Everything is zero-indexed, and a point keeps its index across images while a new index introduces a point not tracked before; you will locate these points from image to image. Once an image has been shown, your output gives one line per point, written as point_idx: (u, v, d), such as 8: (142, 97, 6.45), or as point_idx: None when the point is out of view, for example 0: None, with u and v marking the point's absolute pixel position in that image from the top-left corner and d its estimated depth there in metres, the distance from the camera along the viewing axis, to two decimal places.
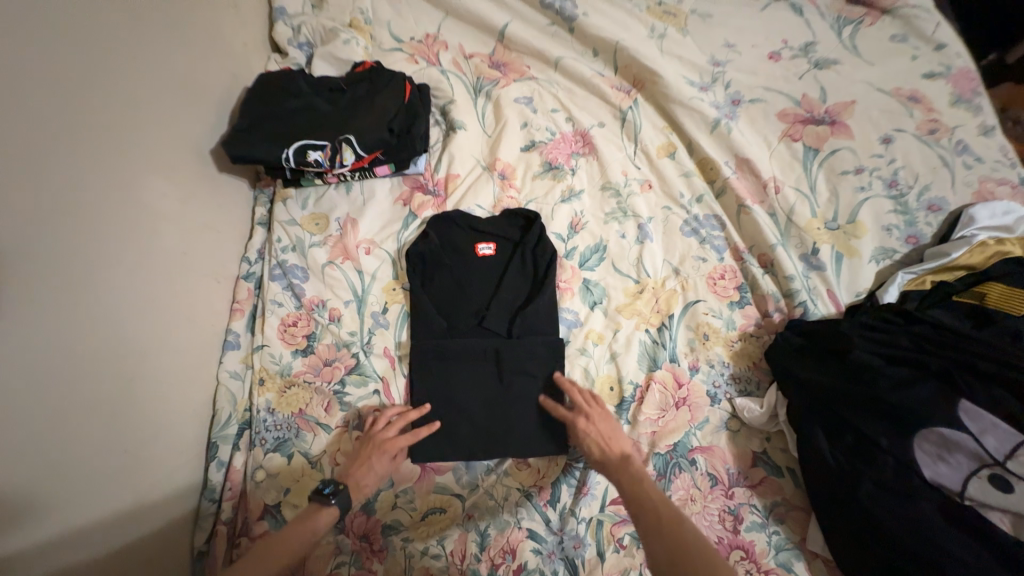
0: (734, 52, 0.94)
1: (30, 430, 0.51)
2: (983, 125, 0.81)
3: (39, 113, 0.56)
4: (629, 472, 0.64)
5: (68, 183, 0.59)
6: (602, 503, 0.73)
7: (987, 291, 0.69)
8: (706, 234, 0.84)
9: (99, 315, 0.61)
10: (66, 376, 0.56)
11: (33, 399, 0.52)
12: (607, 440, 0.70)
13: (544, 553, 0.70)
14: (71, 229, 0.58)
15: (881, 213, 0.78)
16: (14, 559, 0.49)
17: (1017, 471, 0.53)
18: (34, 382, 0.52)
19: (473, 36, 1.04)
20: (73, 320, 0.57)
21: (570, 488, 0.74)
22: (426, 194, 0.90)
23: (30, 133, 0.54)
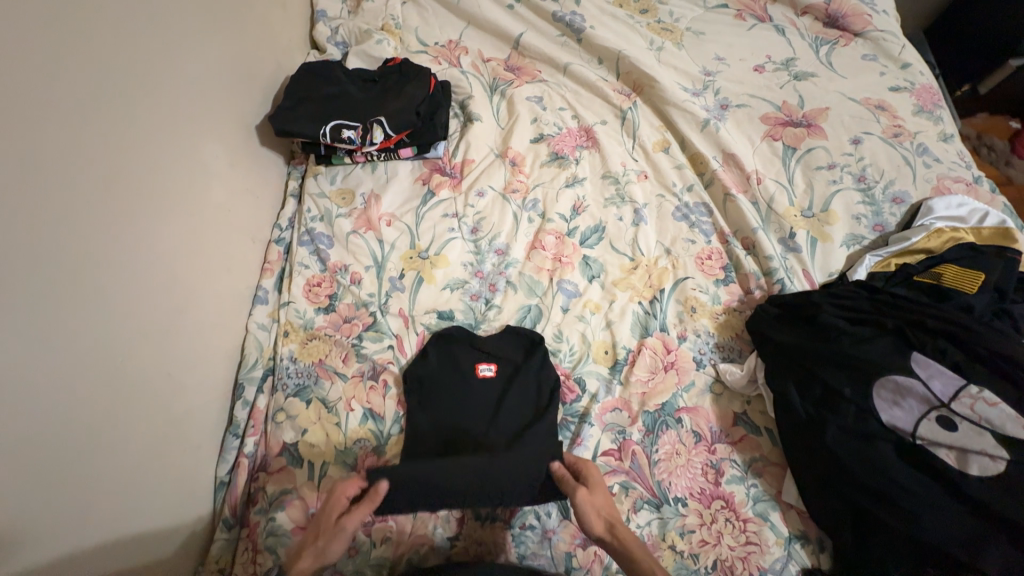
0: (723, 64, 1.05)
1: (90, 336, 0.59)
2: (943, 132, 0.92)
3: (119, 75, 0.66)
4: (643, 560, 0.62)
5: (138, 136, 0.69)
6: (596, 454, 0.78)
7: (942, 272, 0.77)
8: (695, 219, 0.94)
9: (149, 252, 0.69)
10: (121, 297, 0.64)
11: (93, 310, 0.60)
12: (616, 521, 0.66)
13: None
14: (132, 175, 0.67)
15: (851, 204, 0.88)
16: (69, 444, 0.56)
17: (959, 411, 0.61)
18: (95, 295, 0.61)
19: (491, 43, 1.16)
20: (130, 251, 0.66)
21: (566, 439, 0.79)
22: (444, 175, 1.00)
23: (111, 89, 0.65)
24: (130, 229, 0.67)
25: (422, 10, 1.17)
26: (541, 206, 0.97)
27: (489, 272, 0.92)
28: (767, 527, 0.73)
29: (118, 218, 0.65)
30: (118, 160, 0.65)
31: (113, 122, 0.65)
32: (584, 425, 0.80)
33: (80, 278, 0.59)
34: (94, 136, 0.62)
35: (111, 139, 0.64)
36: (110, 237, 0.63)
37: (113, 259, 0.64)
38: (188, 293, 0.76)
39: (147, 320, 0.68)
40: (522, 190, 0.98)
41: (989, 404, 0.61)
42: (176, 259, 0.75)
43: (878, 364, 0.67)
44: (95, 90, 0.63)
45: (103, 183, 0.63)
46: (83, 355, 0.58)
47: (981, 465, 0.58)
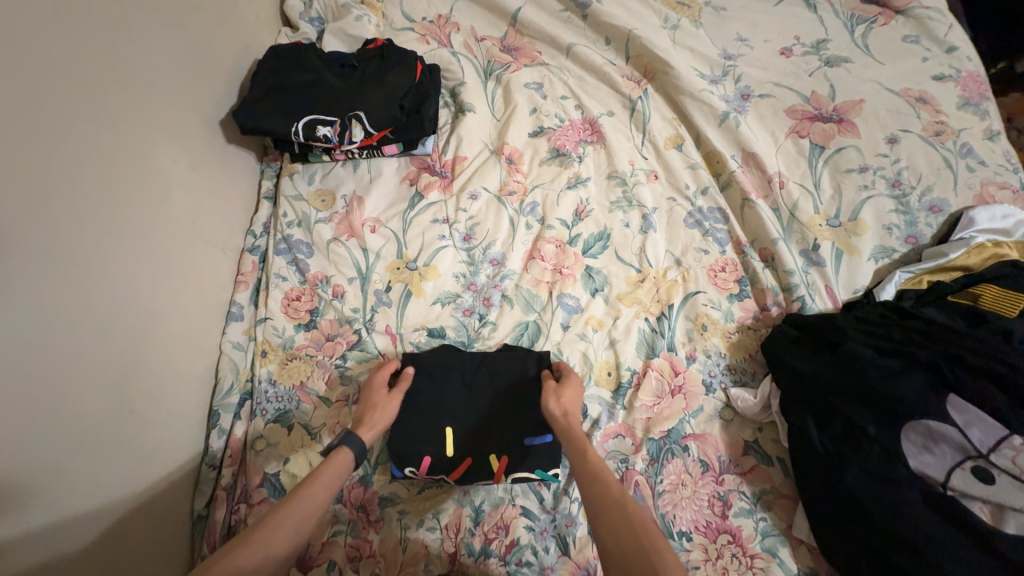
0: (746, 46, 0.94)
1: (35, 381, 0.53)
2: (989, 130, 0.82)
3: (48, 72, 0.56)
4: (584, 445, 0.63)
5: (80, 143, 0.60)
6: None
7: (981, 292, 0.70)
8: (709, 226, 0.85)
9: (101, 276, 0.62)
10: (71, 333, 0.57)
11: (38, 351, 0.53)
12: (573, 415, 0.68)
13: (536, 530, 0.72)
14: (74, 189, 0.59)
15: (883, 212, 0.79)
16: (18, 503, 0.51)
17: (1000, 463, 0.56)
18: (39, 335, 0.54)
19: (485, 19, 1.03)
20: (79, 279, 0.59)
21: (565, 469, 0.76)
22: (433, 174, 0.90)
23: (41, 92, 0.55)
24: (76, 252, 0.59)
25: None
26: (540, 210, 0.88)
27: (483, 284, 0.84)
28: (776, 564, 0.69)
29: (59, 242, 0.57)
30: (54, 174, 0.57)
31: (44, 130, 0.56)
32: None
33: (18, 317, 0.51)
34: (21, 148, 0.53)
35: (43, 149, 0.55)
36: (51, 264, 0.56)
37: (58, 289, 0.56)
38: (152, 315, 0.69)
39: (104, 352, 0.61)
40: (519, 192, 0.89)
41: None
42: (136, 280, 0.67)
43: (909, 403, 0.61)
44: (19, 92, 0.53)
45: (39, 203, 0.55)
46: (27, 403, 0.52)
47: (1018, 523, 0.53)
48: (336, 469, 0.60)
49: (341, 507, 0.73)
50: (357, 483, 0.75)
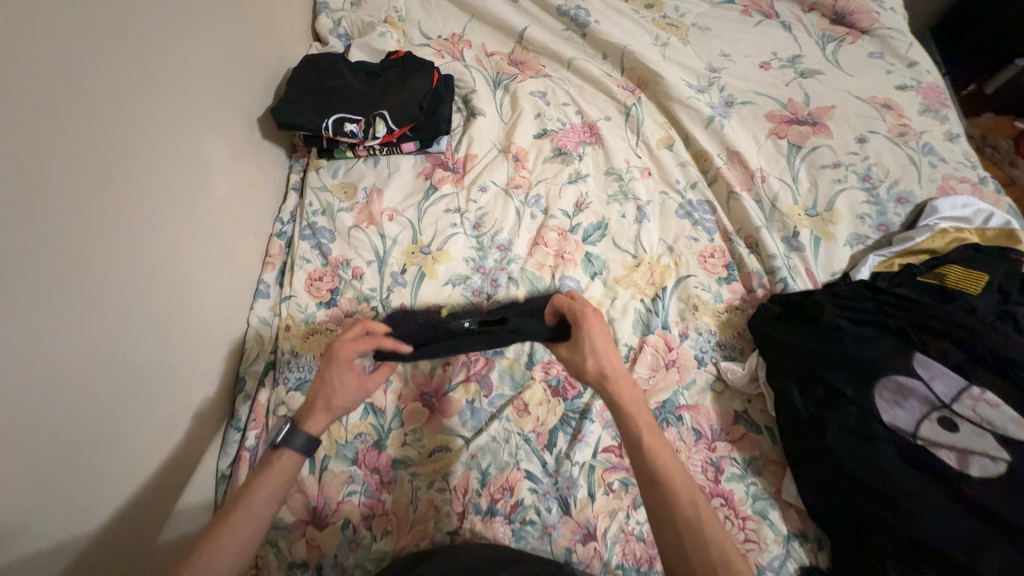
0: (729, 61, 1.05)
1: (96, 328, 0.59)
2: (949, 132, 0.91)
3: (125, 65, 0.66)
4: (629, 414, 0.64)
5: (144, 127, 0.68)
6: (595, 451, 0.79)
7: (946, 271, 0.77)
8: (698, 217, 0.93)
9: (152, 243, 0.69)
10: (127, 291, 0.64)
11: (101, 303, 0.60)
12: (611, 368, 0.67)
13: (539, 492, 0.76)
14: (135, 165, 0.67)
15: (855, 203, 0.87)
16: (77, 435, 0.56)
17: (961, 412, 0.61)
18: (102, 289, 0.61)
19: (494, 37, 1.15)
20: (136, 244, 0.66)
21: (567, 435, 0.80)
22: (447, 170, 0.99)
23: (118, 81, 0.64)
24: (134, 220, 0.66)
25: (426, 4, 1.17)
26: (543, 202, 0.96)
27: (491, 267, 0.92)
28: (766, 525, 0.73)
29: (121, 210, 0.64)
30: (120, 150, 0.64)
31: (117, 113, 0.64)
32: (585, 422, 0.81)
33: (86, 271, 0.59)
34: (101, 126, 0.61)
35: (115, 128, 0.64)
36: (117, 228, 0.63)
37: (119, 251, 0.63)
38: (190, 284, 0.76)
39: (149, 311, 0.68)
40: (524, 186, 0.98)
41: (989, 405, 0.61)
42: (179, 251, 0.74)
43: (881, 363, 0.67)
44: (100, 80, 0.62)
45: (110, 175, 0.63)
46: (88, 346, 0.58)
47: (981, 467, 0.58)
48: (275, 476, 0.61)
49: (355, 469, 0.77)
50: (371, 447, 0.79)
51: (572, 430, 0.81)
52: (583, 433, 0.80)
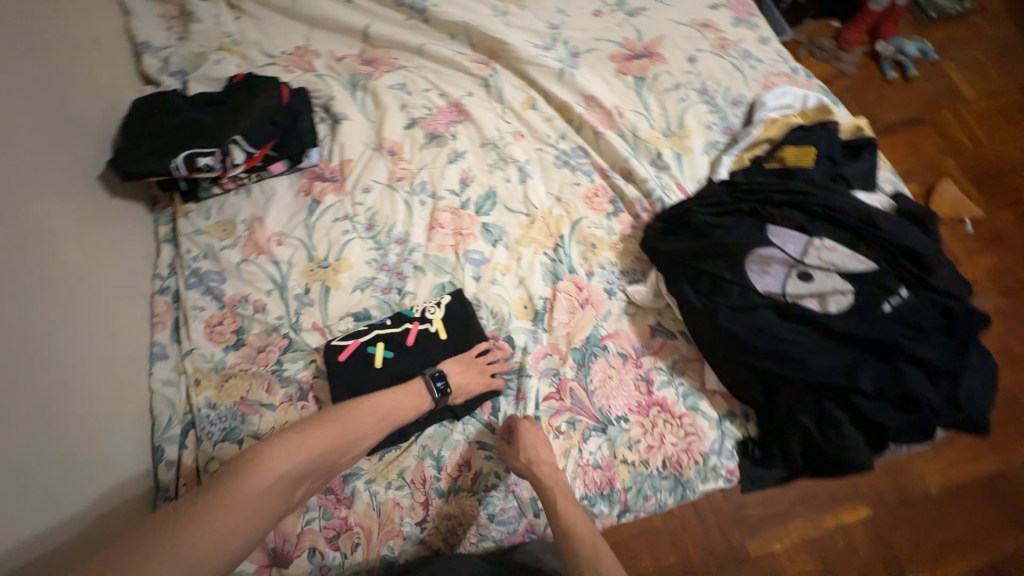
0: (566, 16, 1.11)
1: None
2: (761, 37, 1.03)
3: None
4: (552, 492, 0.71)
5: None
6: (538, 403, 0.81)
7: (784, 154, 0.87)
8: (575, 163, 0.99)
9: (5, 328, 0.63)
10: None
11: None
12: (539, 460, 0.72)
13: (495, 457, 0.77)
14: None
15: (701, 115, 0.96)
16: None
17: (813, 263, 0.71)
18: None
19: (340, 41, 1.13)
20: None
21: (510, 398, 0.82)
22: (325, 181, 0.97)
23: None
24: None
25: (259, 23, 1.13)
26: (429, 187, 0.97)
27: (394, 262, 0.92)
28: (699, 416, 0.80)
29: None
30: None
31: None
32: (524, 380, 0.82)
33: None
34: None
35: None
36: None
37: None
38: (65, 367, 0.69)
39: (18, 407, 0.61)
40: (407, 176, 0.98)
41: (830, 250, 0.71)
42: (43, 330, 0.68)
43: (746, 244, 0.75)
44: None
45: None
46: None
47: (833, 303, 0.69)
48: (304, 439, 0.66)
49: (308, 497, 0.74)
50: None
51: (513, 392, 0.83)
52: (524, 391, 0.82)
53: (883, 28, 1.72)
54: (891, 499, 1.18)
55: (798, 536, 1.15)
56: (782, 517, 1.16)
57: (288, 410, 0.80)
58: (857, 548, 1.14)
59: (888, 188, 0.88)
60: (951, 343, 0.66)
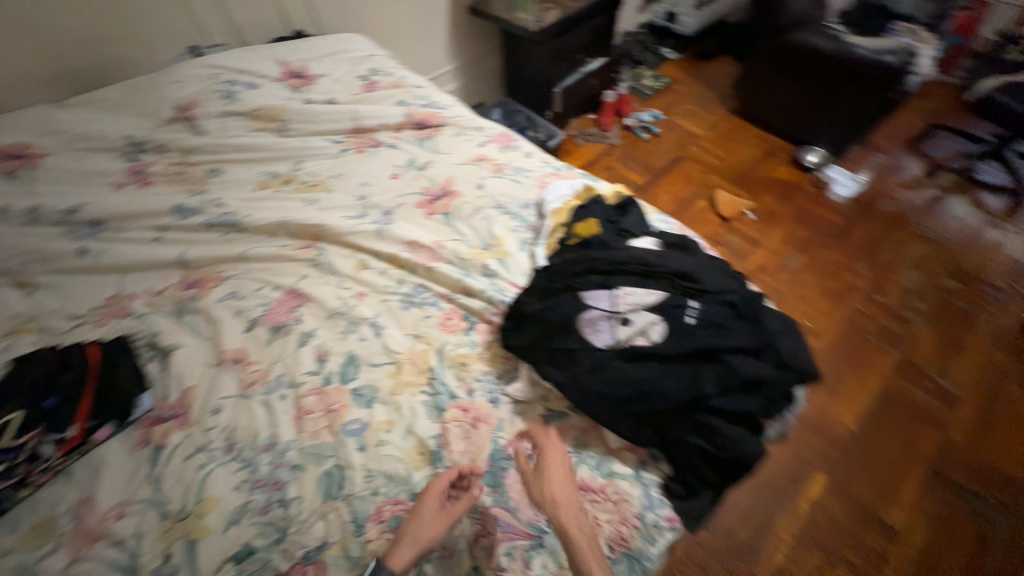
0: (370, 187, 1.30)
1: None
2: (526, 152, 1.33)
3: None
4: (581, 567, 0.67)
5: None
6: (376, 432, 0.88)
7: (577, 231, 1.06)
8: (419, 299, 1.07)
9: None
10: None
11: None
12: (559, 491, 0.74)
13: None
14: None
15: (506, 224, 1.14)
16: None
17: (622, 311, 0.82)
18: None
19: (158, 275, 1.14)
20: None
21: (365, 433, 0.88)
22: (166, 420, 0.90)
23: None
24: None
25: (58, 289, 1.09)
26: (286, 377, 0.95)
27: (267, 473, 0.83)
28: (618, 479, 0.81)
29: None
30: None
31: None
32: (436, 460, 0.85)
33: None
34: None
35: None
36: None
37: None
38: None
39: None
40: (259, 377, 0.95)
41: (632, 293, 0.83)
42: None
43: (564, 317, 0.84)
44: None
45: None
46: None
47: (645, 338, 0.80)
48: None
49: None
50: None
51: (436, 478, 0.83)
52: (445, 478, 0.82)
53: (600, 117, 2.77)
54: (831, 454, 1.54)
55: (758, 516, 1.43)
56: (765, 529, 1.40)
57: (428, 511, 0.74)
58: (802, 512, 1.43)
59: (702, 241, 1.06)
60: (732, 329, 0.79)
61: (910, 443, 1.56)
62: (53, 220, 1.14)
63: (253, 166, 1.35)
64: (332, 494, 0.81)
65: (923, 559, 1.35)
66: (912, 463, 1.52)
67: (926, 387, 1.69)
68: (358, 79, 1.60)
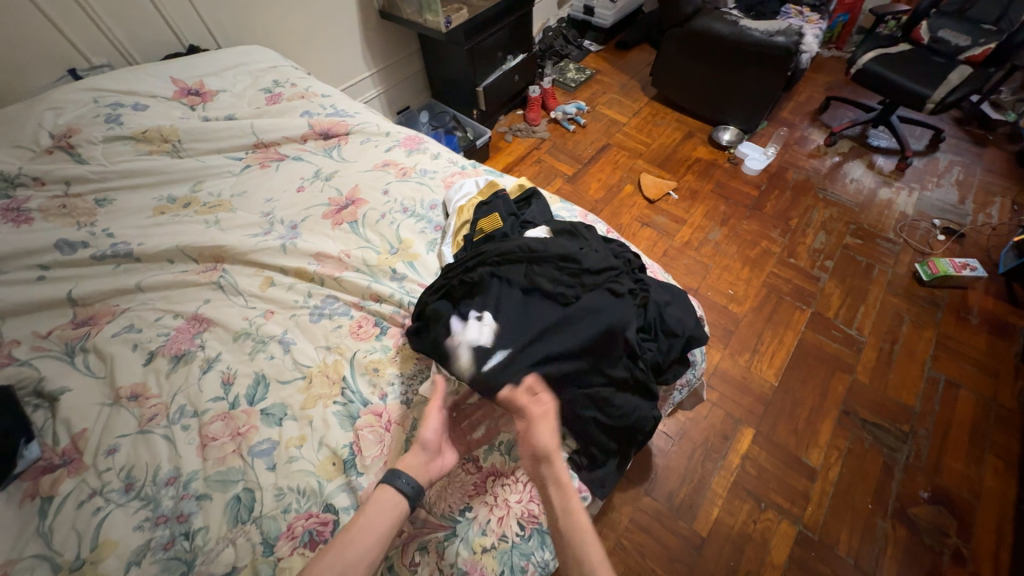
0: (274, 202, 1.27)
1: None
2: (432, 154, 1.34)
3: None
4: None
5: None
6: (281, 449, 0.87)
7: (479, 226, 1.08)
8: (329, 310, 1.06)
9: None
10: None
11: None
12: (564, 502, 0.73)
13: None
14: None
15: (413, 226, 1.16)
16: None
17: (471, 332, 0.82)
18: None
19: (45, 316, 1.07)
20: None
21: (272, 452, 0.86)
22: (56, 469, 0.85)
23: None
24: None
25: None
26: (190, 406, 0.93)
27: (171, 507, 0.81)
28: None
29: None
30: None
31: None
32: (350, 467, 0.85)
33: None
34: None
35: None
36: None
37: None
38: None
39: None
40: (160, 410, 0.92)
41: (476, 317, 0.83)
42: None
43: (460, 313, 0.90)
44: None
45: None
46: None
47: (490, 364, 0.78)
48: None
49: None
50: None
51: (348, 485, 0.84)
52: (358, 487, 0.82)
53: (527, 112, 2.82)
54: (757, 409, 1.66)
55: (694, 476, 1.51)
56: (701, 488, 1.49)
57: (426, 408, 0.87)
58: (734, 466, 1.53)
59: (599, 226, 1.12)
60: (612, 307, 0.84)
61: (825, 391, 1.70)
62: None
63: (145, 191, 1.28)
64: (241, 519, 0.80)
65: (840, 492, 1.48)
66: (828, 408, 1.66)
67: (836, 338, 1.85)
68: (261, 91, 1.54)
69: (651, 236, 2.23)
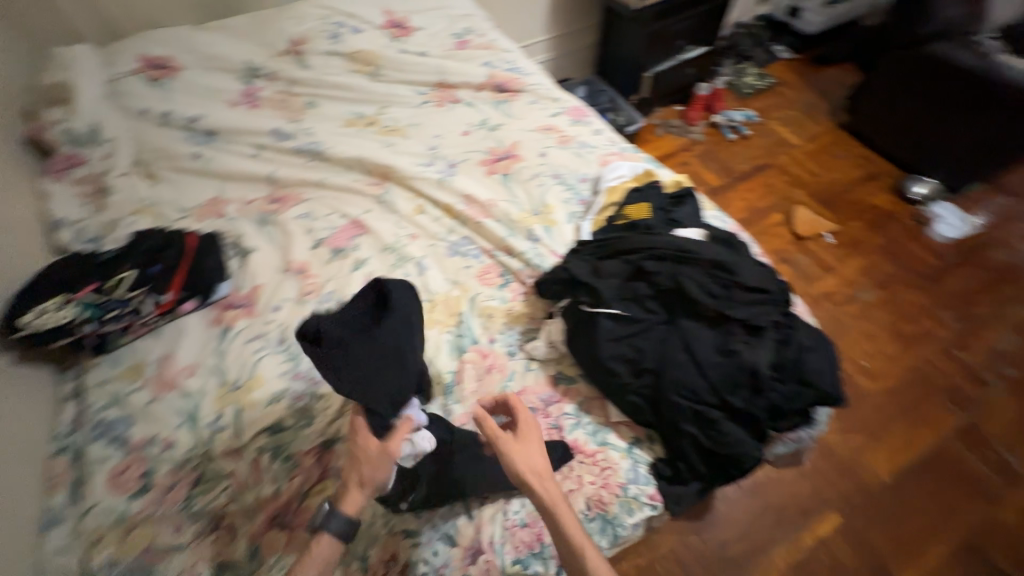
0: (440, 139, 1.37)
1: None
2: (595, 129, 1.33)
3: None
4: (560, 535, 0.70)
5: None
6: None
7: (627, 212, 1.07)
8: (464, 250, 1.14)
9: None
10: None
11: None
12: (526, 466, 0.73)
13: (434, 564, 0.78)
14: None
15: (559, 194, 1.18)
16: None
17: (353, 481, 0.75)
18: None
19: (251, 186, 1.30)
20: None
21: None
22: (236, 308, 1.05)
23: None
24: None
25: (173, 184, 1.28)
26: (337, 294, 1.08)
27: (307, 369, 0.96)
28: (610, 449, 0.86)
29: None
30: None
31: None
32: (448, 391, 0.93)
33: None
34: None
35: None
36: None
37: None
38: None
39: None
40: (315, 289, 1.09)
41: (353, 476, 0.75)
42: None
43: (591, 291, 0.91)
44: None
45: None
46: None
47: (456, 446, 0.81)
48: None
49: None
50: None
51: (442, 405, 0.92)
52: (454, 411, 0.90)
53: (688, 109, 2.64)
54: (855, 499, 1.46)
55: (756, 536, 1.40)
56: (759, 551, 1.38)
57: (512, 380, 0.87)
58: (805, 545, 1.38)
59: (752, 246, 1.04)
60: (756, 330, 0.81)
61: (949, 512, 1.43)
62: (179, 125, 1.34)
63: (342, 103, 1.46)
64: None
65: None
66: (947, 532, 1.40)
67: (987, 460, 1.53)
68: (453, 34, 1.65)
69: (788, 275, 2.00)
